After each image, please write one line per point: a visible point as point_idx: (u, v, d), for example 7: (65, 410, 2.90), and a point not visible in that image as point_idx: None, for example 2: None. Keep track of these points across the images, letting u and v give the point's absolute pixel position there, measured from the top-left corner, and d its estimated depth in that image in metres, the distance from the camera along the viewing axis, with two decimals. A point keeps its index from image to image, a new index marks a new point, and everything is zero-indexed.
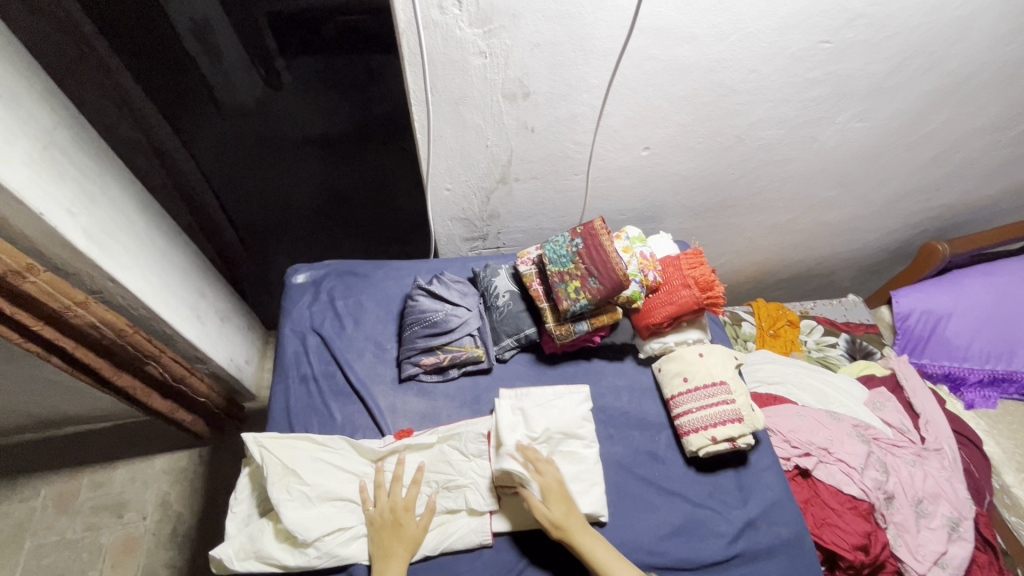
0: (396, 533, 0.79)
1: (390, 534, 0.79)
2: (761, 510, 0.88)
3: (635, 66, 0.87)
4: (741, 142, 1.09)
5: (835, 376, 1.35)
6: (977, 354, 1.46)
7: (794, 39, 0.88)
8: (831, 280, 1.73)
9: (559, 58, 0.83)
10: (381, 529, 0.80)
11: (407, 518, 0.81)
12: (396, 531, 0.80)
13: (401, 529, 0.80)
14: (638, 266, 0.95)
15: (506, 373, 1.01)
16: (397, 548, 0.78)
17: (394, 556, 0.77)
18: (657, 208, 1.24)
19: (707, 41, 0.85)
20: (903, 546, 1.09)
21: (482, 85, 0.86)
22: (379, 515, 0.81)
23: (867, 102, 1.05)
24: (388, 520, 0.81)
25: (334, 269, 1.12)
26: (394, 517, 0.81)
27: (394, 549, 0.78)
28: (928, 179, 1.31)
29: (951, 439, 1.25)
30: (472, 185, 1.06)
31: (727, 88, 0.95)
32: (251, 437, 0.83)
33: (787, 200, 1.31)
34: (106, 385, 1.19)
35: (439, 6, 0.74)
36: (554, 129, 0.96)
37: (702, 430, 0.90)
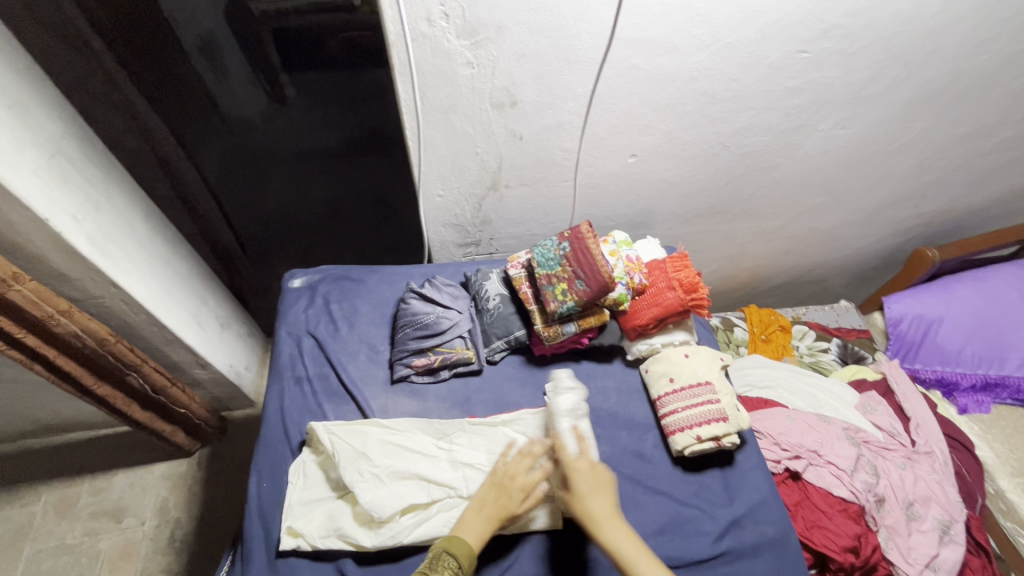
0: (502, 499, 0.79)
1: (497, 496, 0.79)
2: (747, 509, 0.89)
3: (618, 75, 0.90)
4: (726, 150, 1.12)
5: (826, 380, 1.36)
6: (970, 359, 1.47)
7: (773, 48, 0.91)
8: (824, 286, 1.74)
9: (544, 68, 0.86)
10: (495, 486, 0.80)
11: (519, 492, 0.79)
12: (499, 494, 0.79)
13: (507, 495, 0.79)
14: (624, 269, 0.97)
15: (497, 375, 1.03)
16: (489, 509, 0.78)
17: (483, 514, 0.77)
18: (647, 214, 1.26)
19: (688, 51, 0.88)
20: (895, 549, 1.09)
21: (471, 94, 0.89)
22: (498, 475, 0.81)
23: (848, 110, 1.07)
24: (504, 485, 0.80)
25: (330, 274, 1.15)
26: (507, 483, 0.80)
27: (486, 508, 0.78)
28: (915, 185, 1.34)
29: (942, 442, 1.26)
30: (464, 192, 1.09)
31: (710, 96, 0.98)
32: (321, 426, 0.89)
33: (776, 207, 1.33)
34: (87, 395, 1.22)
35: (427, 19, 0.77)
36: (542, 136, 0.99)
37: (687, 429, 0.91)
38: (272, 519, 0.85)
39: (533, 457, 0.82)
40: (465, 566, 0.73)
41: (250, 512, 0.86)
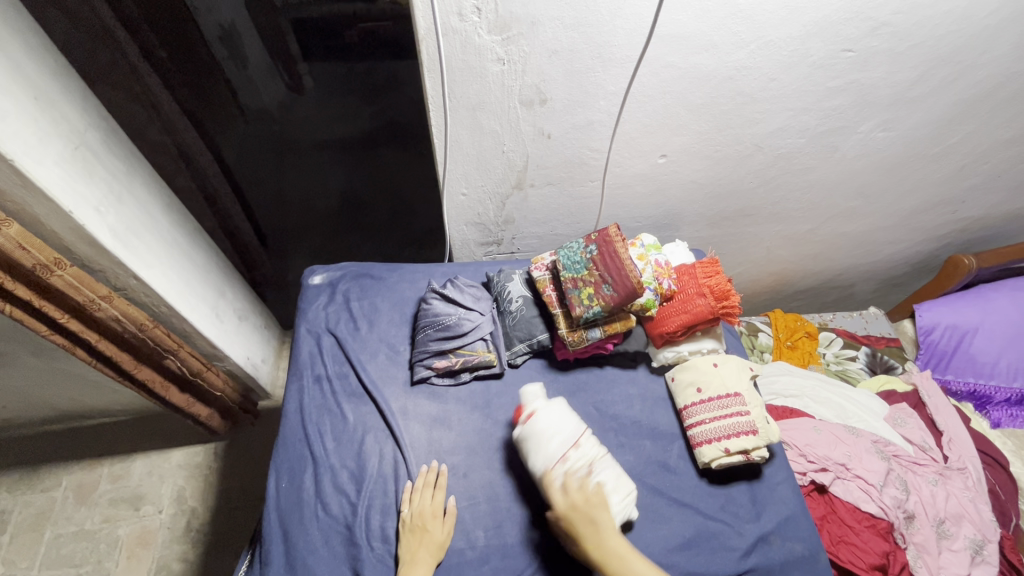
0: (423, 540, 0.81)
1: (418, 540, 0.81)
2: (775, 525, 0.86)
3: (653, 73, 0.87)
4: (759, 151, 1.08)
5: (855, 391, 1.32)
6: (1006, 370, 1.42)
7: (816, 47, 0.87)
8: (852, 292, 1.69)
9: (577, 65, 0.83)
10: (410, 533, 0.82)
11: (434, 524, 0.83)
12: (422, 536, 0.82)
13: (427, 534, 0.82)
14: (652, 274, 0.94)
15: (517, 379, 1.01)
16: (421, 553, 0.80)
17: (419, 561, 0.79)
18: (673, 216, 1.23)
19: (727, 49, 0.85)
20: (924, 568, 1.06)
21: (500, 91, 0.86)
22: (408, 518, 0.83)
23: (890, 112, 1.03)
24: (417, 527, 0.82)
25: (351, 271, 1.14)
26: (421, 524, 0.82)
27: (419, 554, 0.80)
28: (955, 190, 1.29)
29: (975, 458, 1.22)
30: (487, 190, 1.07)
31: (747, 96, 0.94)
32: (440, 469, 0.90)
33: (808, 210, 1.29)
34: (127, 377, 1.23)
35: (459, 13, 0.74)
36: (571, 135, 0.96)
37: (715, 441, 0.88)
38: (291, 517, 0.85)
39: (431, 487, 0.87)
40: None
41: (269, 510, 0.86)
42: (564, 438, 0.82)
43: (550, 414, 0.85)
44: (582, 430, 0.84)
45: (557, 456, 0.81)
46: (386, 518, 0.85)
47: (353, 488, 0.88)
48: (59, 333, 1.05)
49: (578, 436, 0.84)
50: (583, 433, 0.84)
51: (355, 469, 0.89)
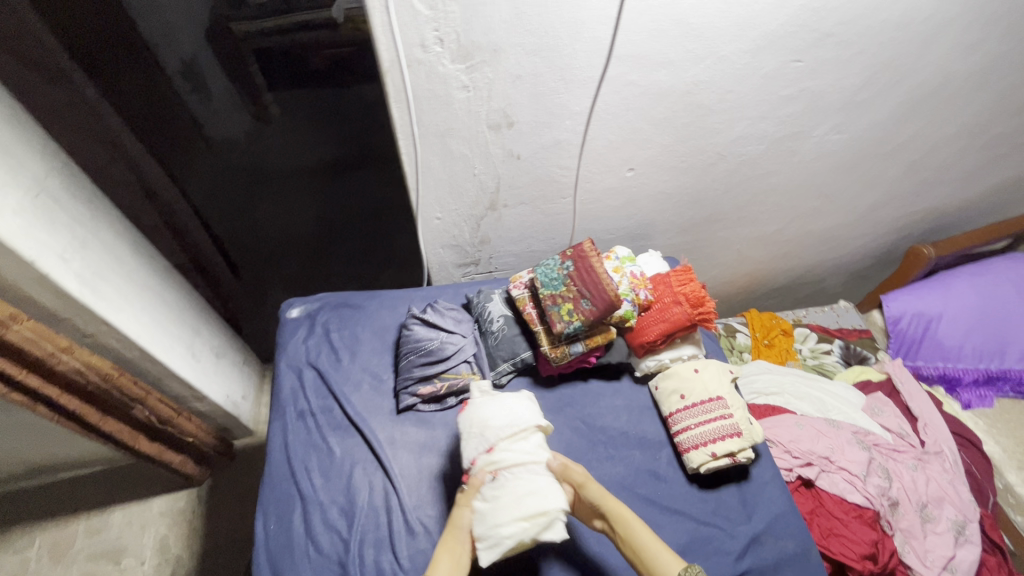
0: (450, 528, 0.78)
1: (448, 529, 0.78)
2: (766, 525, 0.88)
3: (615, 92, 0.89)
4: (722, 160, 1.12)
5: (832, 383, 1.36)
6: (971, 354, 1.48)
7: (767, 59, 0.91)
8: (822, 287, 1.75)
9: (541, 88, 0.85)
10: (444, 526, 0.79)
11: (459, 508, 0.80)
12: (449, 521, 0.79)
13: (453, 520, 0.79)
14: (629, 286, 0.96)
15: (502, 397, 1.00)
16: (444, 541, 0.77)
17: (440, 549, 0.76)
18: (645, 226, 1.26)
19: (684, 65, 0.88)
20: (911, 553, 1.10)
21: (467, 117, 0.88)
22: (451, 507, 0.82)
23: (842, 115, 1.08)
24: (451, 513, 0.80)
25: (328, 302, 1.13)
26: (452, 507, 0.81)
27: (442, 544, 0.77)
28: (909, 184, 1.35)
29: (950, 441, 1.26)
30: (462, 213, 1.07)
31: (706, 108, 0.98)
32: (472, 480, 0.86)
33: (772, 212, 1.33)
34: (92, 432, 1.19)
35: (421, 44, 0.75)
36: (540, 155, 0.98)
37: (702, 446, 0.90)
38: (281, 560, 0.83)
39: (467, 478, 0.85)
40: None
41: (258, 555, 0.83)
42: (478, 440, 0.81)
43: (478, 411, 0.84)
44: (502, 435, 0.81)
45: (469, 458, 0.81)
46: (380, 552, 0.84)
47: (344, 523, 0.86)
48: (17, 391, 1.00)
49: (496, 439, 0.81)
50: (503, 437, 0.81)
51: (345, 504, 0.88)
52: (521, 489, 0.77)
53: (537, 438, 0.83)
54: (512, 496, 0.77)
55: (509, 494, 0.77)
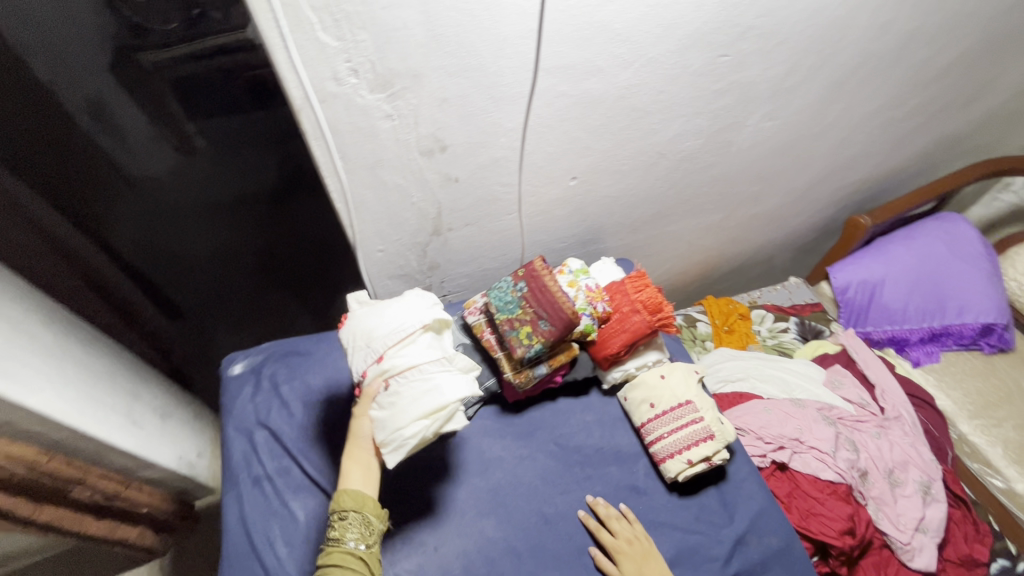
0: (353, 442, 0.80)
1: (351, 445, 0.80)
2: (749, 524, 0.87)
3: (548, 104, 0.86)
4: (663, 158, 1.11)
5: (792, 362, 1.39)
6: (915, 314, 1.54)
7: (695, 57, 0.90)
8: (772, 265, 1.79)
9: (470, 108, 0.81)
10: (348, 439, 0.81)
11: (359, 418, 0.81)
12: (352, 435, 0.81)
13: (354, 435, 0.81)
14: (585, 300, 0.94)
15: (472, 430, 0.95)
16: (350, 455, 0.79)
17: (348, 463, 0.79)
18: (596, 230, 1.24)
19: (613, 71, 0.86)
20: (885, 519, 1.13)
21: (396, 146, 0.83)
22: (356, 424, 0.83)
23: (773, 103, 1.09)
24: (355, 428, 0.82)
25: (273, 353, 1.06)
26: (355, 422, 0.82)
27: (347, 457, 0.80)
28: (840, 160, 1.39)
29: (906, 404, 1.32)
30: (405, 242, 1.02)
31: (641, 111, 0.96)
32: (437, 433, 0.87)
33: (717, 202, 1.34)
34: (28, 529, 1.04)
35: (334, 77, 0.70)
36: (478, 175, 0.94)
37: (677, 454, 0.89)
38: None
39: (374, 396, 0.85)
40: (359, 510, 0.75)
41: None
42: (367, 352, 0.82)
43: (362, 322, 0.84)
44: (389, 342, 0.81)
45: (359, 370, 0.81)
46: None
47: None
48: None
49: (384, 348, 0.81)
50: (390, 345, 0.81)
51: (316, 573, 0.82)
52: (415, 387, 0.77)
53: (428, 337, 0.82)
54: (408, 398, 0.77)
55: (404, 395, 0.77)
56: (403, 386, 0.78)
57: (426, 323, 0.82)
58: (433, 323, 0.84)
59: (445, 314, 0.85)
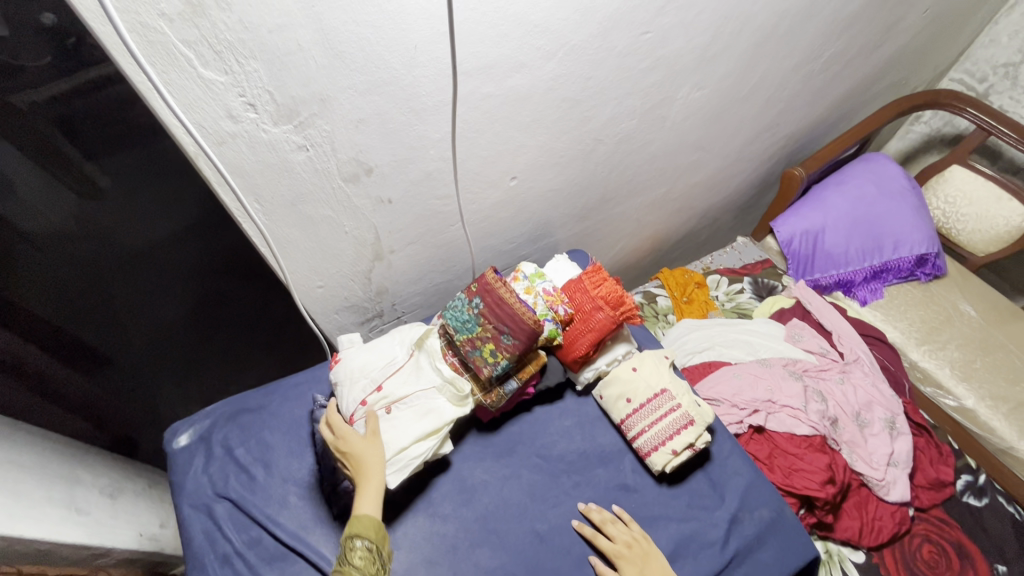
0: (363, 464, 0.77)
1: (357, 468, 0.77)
2: (739, 501, 0.88)
3: (473, 108, 0.80)
4: (600, 143, 1.08)
5: (752, 322, 1.41)
6: (857, 256, 1.60)
7: (618, 38, 0.87)
8: (719, 227, 1.81)
9: (390, 125, 0.75)
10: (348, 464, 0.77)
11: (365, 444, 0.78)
12: (358, 462, 0.77)
13: (362, 459, 0.77)
14: (545, 305, 0.90)
15: (450, 459, 0.90)
16: (361, 481, 0.76)
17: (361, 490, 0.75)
18: (545, 225, 1.20)
19: (536, 64, 0.81)
20: (859, 461, 1.17)
21: (316, 177, 0.75)
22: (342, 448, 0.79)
23: (699, 73, 1.08)
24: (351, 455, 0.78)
25: (221, 414, 0.97)
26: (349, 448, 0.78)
27: (359, 484, 0.76)
28: (768, 118, 1.41)
29: (862, 346, 1.37)
30: (346, 273, 0.95)
31: (571, 100, 0.92)
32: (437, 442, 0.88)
33: (658, 177, 1.33)
34: None
35: (229, 114, 0.63)
36: (413, 192, 0.87)
37: (661, 446, 0.87)
38: None
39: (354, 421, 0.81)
40: (378, 536, 0.73)
41: None
42: (365, 384, 0.85)
43: (355, 361, 0.88)
44: (385, 374, 0.86)
45: (356, 402, 0.84)
46: None
47: None
48: None
49: (382, 379, 0.86)
50: (388, 375, 0.86)
51: None
52: (416, 411, 0.83)
53: (421, 360, 0.89)
54: (409, 419, 0.83)
55: (406, 419, 0.83)
56: (403, 410, 0.83)
57: (414, 350, 0.89)
58: (421, 347, 0.90)
59: (434, 332, 0.91)
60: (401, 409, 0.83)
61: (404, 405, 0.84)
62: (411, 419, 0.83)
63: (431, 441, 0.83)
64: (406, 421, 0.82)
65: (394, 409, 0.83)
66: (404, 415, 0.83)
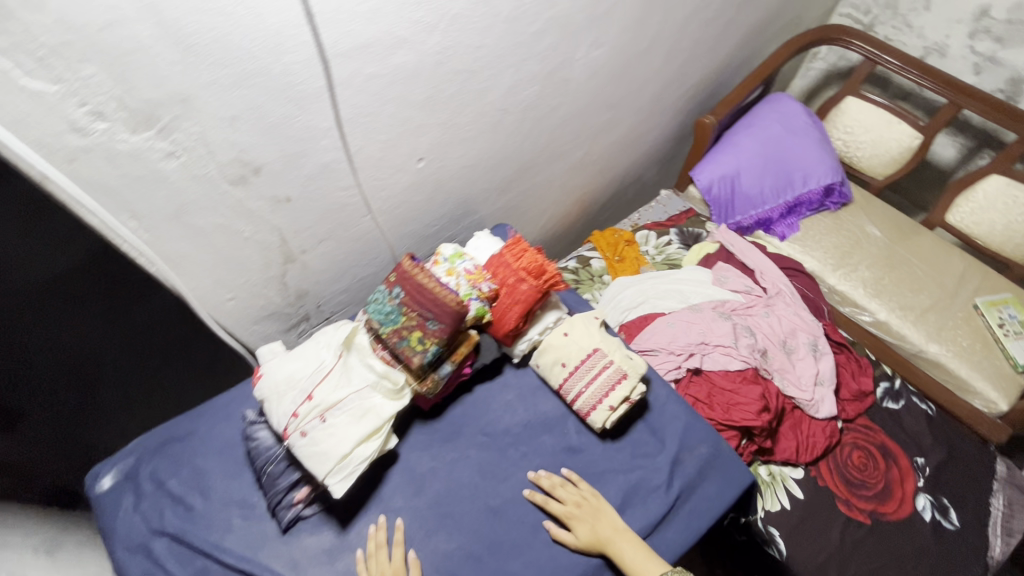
0: None
1: None
2: (679, 444, 0.91)
3: (359, 91, 0.77)
4: (506, 114, 1.06)
5: (682, 271, 1.46)
6: (771, 194, 1.67)
7: (501, 3, 0.85)
8: (644, 183, 1.85)
9: (270, 119, 0.70)
10: None
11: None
12: None
13: None
14: (468, 285, 0.89)
15: (397, 451, 0.89)
16: None
17: None
18: (465, 204, 1.18)
19: (419, 38, 0.78)
20: (790, 385, 1.26)
21: (196, 184, 0.70)
22: None
23: (594, 31, 1.08)
24: None
25: (144, 448, 0.90)
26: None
27: None
28: (672, 70, 1.43)
29: (783, 278, 1.44)
30: (257, 281, 0.90)
31: (465, 72, 0.90)
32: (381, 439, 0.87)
33: (574, 141, 1.33)
34: None
35: (74, 127, 0.57)
36: (313, 187, 0.83)
37: (599, 403, 0.90)
38: None
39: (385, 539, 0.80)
40: None
41: None
42: (294, 395, 0.82)
43: (279, 373, 0.84)
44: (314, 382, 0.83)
45: (288, 416, 0.81)
46: None
47: None
48: None
49: (312, 386, 0.83)
50: (316, 382, 0.83)
51: None
52: (352, 414, 0.81)
53: (350, 361, 0.86)
54: (346, 423, 0.80)
55: (343, 424, 0.80)
56: (338, 416, 0.81)
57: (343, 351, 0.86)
58: (348, 347, 0.87)
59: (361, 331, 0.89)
60: (337, 415, 0.81)
61: (339, 410, 0.81)
62: (349, 423, 0.80)
63: (373, 441, 0.82)
64: (344, 426, 0.80)
65: (329, 416, 0.80)
66: (341, 420, 0.80)
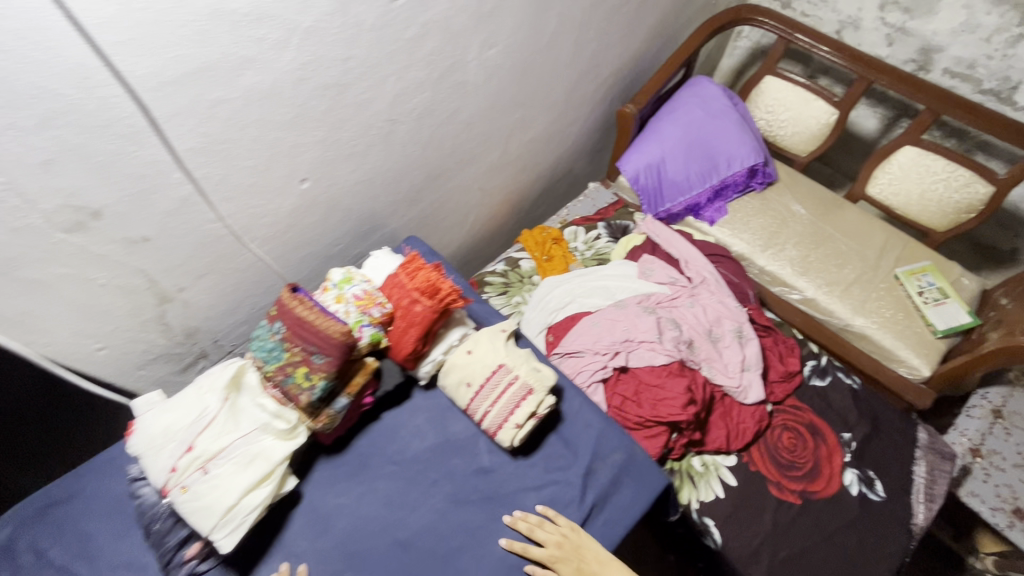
0: None
1: None
2: (592, 453, 0.90)
3: (206, 118, 0.71)
4: (397, 124, 1.01)
5: (609, 266, 1.44)
6: (697, 179, 1.67)
7: (363, 10, 0.80)
8: (574, 176, 1.82)
9: (96, 158, 0.64)
10: None
11: None
12: None
13: None
14: (358, 312, 0.85)
15: (299, 491, 0.85)
16: None
17: None
18: (370, 219, 1.13)
19: (268, 56, 0.72)
20: (716, 374, 1.27)
21: (19, 235, 0.64)
22: None
23: (482, 30, 1.03)
24: None
25: (19, 518, 0.83)
26: None
27: None
28: (581, 62, 1.40)
29: (708, 266, 1.44)
30: (129, 325, 0.84)
31: (337, 85, 0.84)
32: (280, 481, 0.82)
33: (484, 143, 1.29)
34: None
35: None
36: (174, 223, 0.77)
37: (506, 422, 0.87)
38: None
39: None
40: None
41: None
42: (173, 447, 0.77)
43: (156, 425, 0.78)
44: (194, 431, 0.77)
45: (167, 470, 0.76)
46: None
47: None
48: None
49: (192, 436, 0.77)
50: (197, 431, 0.77)
51: None
52: (237, 462, 0.76)
53: (236, 403, 0.80)
54: (231, 472, 0.75)
55: (227, 474, 0.75)
56: (223, 465, 0.75)
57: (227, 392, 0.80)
58: (235, 388, 0.81)
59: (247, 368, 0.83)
60: (221, 463, 0.75)
61: (222, 459, 0.76)
62: (235, 471, 0.75)
63: (265, 487, 0.77)
64: (229, 476, 0.75)
65: (212, 467, 0.75)
66: (225, 469, 0.75)
